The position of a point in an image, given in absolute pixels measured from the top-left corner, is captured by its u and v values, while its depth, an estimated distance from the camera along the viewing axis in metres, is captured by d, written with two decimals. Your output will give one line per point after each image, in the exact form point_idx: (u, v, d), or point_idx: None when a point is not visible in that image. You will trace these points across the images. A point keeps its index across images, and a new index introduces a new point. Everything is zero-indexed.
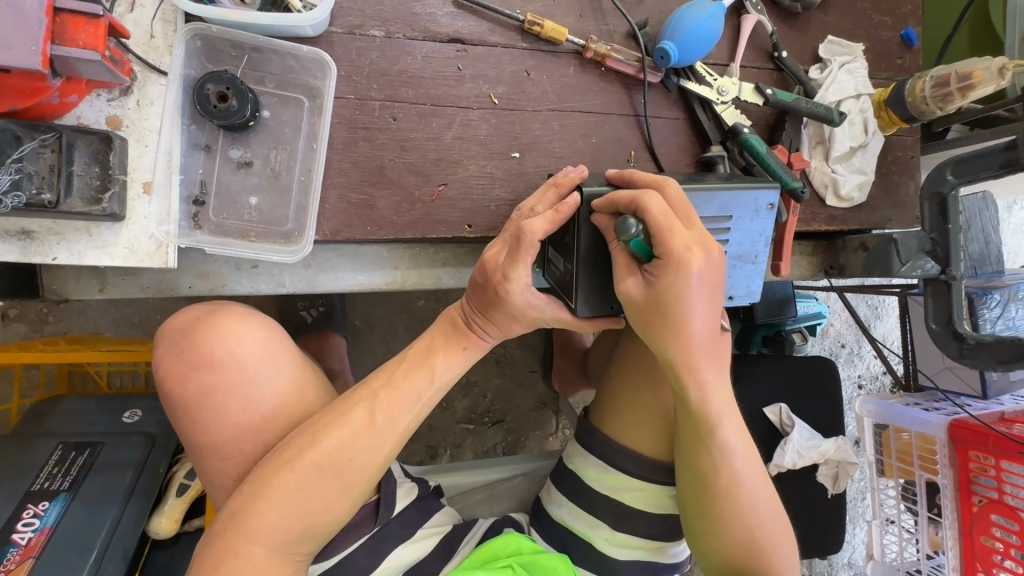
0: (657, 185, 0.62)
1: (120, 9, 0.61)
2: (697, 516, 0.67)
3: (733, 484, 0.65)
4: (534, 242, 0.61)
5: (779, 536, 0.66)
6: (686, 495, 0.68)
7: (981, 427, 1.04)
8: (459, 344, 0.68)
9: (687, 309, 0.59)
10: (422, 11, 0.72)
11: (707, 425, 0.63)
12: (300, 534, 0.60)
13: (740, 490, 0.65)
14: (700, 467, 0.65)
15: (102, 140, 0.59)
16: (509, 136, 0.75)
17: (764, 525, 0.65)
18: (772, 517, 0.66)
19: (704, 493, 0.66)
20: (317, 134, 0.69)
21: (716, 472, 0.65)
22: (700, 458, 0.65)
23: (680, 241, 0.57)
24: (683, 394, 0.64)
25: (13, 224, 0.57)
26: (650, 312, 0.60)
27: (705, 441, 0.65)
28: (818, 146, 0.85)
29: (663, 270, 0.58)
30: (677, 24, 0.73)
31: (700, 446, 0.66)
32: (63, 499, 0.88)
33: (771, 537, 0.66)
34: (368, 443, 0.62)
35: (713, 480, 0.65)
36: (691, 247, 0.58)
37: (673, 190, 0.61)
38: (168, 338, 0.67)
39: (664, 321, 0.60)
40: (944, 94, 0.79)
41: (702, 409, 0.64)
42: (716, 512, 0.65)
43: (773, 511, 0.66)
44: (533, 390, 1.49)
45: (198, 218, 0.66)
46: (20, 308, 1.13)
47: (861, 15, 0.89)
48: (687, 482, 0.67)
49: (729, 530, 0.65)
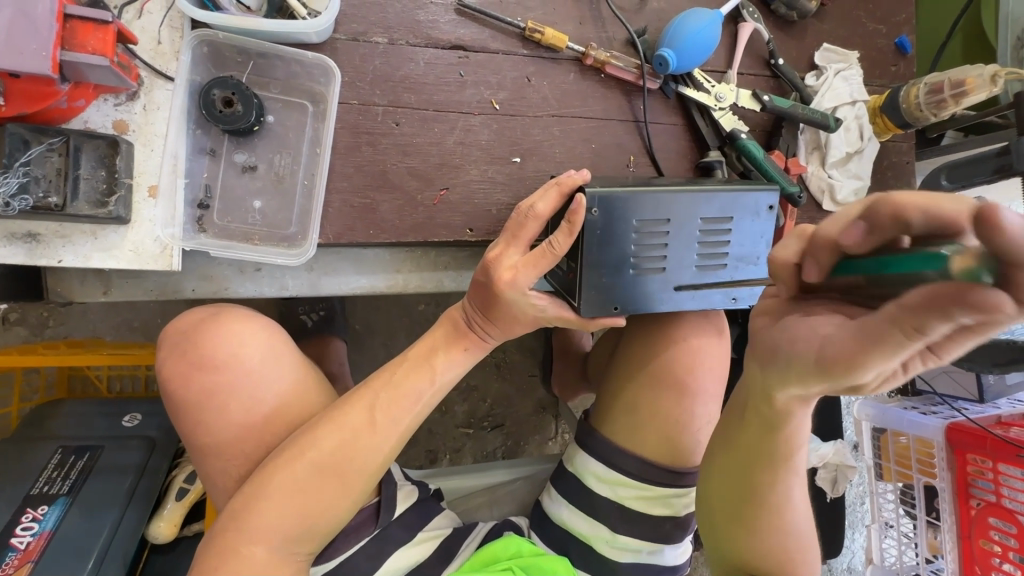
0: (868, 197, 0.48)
1: (128, 16, 0.62)
2: (730, 525, 0.67)
3: (781, 501, 0.64)
4: (557, 254, 0.62)
5: (802, 545, 0.67)
6: (725, 505, 0.67)
7: (978, 430, 1.05)
8: (460, 345, 0.69)
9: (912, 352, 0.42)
10: (425, 19, 0.73)
11: (777, 446, 0.60)
12: (303, 532, 0.60)
13: (781, 508, 0.64)
14: (754, 480, 0.63)
15: (109, 144, 0.59)
16: (510, 141, 0.76)
17: (796, 536, 0.66)
18: (799, 533, 0.67)
19: (748, 507, 0.65)
20: (321, 138, 0.70)
21: (773, 488, 0.63)
22: (760, 474, 0.63)
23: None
24: (775, 414, 0.58)
25: (19, 226, 0.58)
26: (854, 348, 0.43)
27: (771, 460, 0.62)
28: (814, 152, 0.86)
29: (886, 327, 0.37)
30: (676, 31, 0.75)
31: (750, 464, 0.63)
32: (63, 503, 0.88)
33: (797, 549, 0.67)
34: (381, 443, 0.63)
35: (764, 495, 0.64)
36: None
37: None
38: (173, 338, 0.67)
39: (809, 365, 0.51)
40: (938, 100, 0.80)
41: (773, 431, 0.59)
42: (756, 525, 0.65)
43: (805, 522, 0.67)
44: (533, 395, 1.49)
45: (203, 221, 0.66)
46: (21, 312, 1.14)
47: (856, 23, 0.90)
48: (728, 493, 0.66)
49: (762, 541, 0.65)
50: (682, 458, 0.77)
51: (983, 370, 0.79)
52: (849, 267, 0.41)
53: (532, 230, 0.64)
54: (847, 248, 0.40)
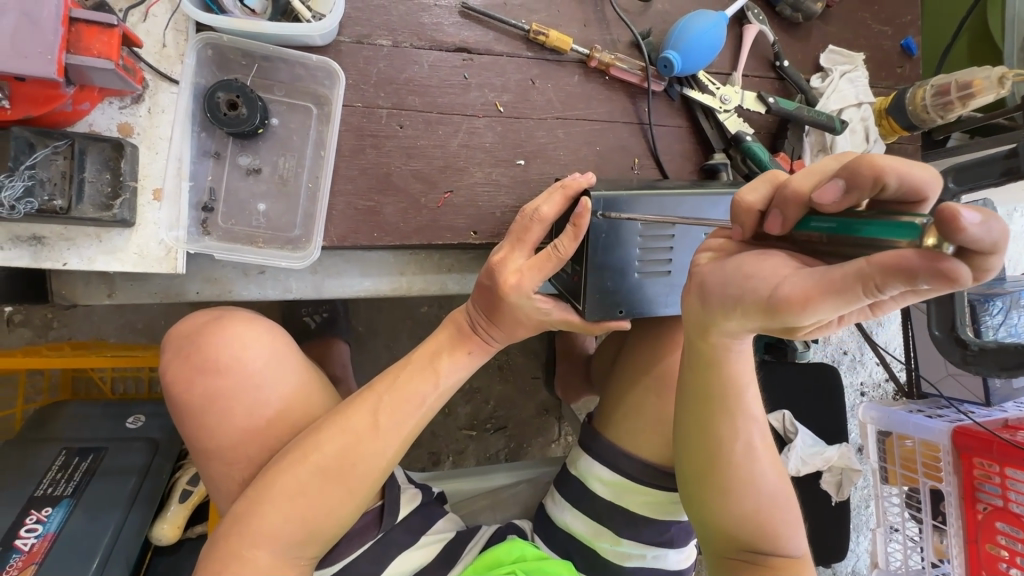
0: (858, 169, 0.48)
1: (132, 19, 0.62)
2: (699, 482, 0.66)
3: (744, 451, 0.64)
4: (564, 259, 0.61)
5: (778, 502, 0.66)
6: (691, 463, 0.66)
7: (985, 433, 1.04)
8: (464, 348, 0.69)
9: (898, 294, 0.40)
10: (429, 21, 0.73)
11: (726, 391, 0.61)
12: (304, 534, 0.59)
13: (747, 458, 0.65)
14: (715, 431, 0.64)
15: (113, 147, 0.59)
16: (515, 143, 0.76)
17: (767, 491, 0.66)
18: (774, 486, 0.66)
19: (713, 458, 0.64)
20: (325, 141, 0.70)
21: (732, 435, 0.64)
22: (716, 423, 0.63)
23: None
24: (711, 359, 0.59)
25: (25, 229, 0.58)
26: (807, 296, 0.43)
27: (726, 407, 0.63)
28: (820, 154, 0.86)
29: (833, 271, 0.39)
30: (681, 33, 0.74)
31: (705, 415, 0.64)
32: (66, 505, 0.88)
33: (776, 507, 0.66)
34: (387, 443, 0.63)
35: (724, 442, 0.64)
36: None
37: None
38: (177, 342, 0.67)
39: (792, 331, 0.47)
40: (945, 102, 0.79)
41: (715, 376, 0.61)
42: (724, 478, 0.65)
43: (776, 477, 0.66)
44: (535, 397, 1.49)
45: (207, 224, 0.66)
46: (25, 314, 1.14)
47: (861, 25, 0.90)
48: (691, 448, 0.66)
49: (736, 497, 0.65)
50: None
51: (991, 374, 0.78)
52: (812, 225, 0.43)
53: (537, 233, 0.64)
54: (816, 206, 0.42)
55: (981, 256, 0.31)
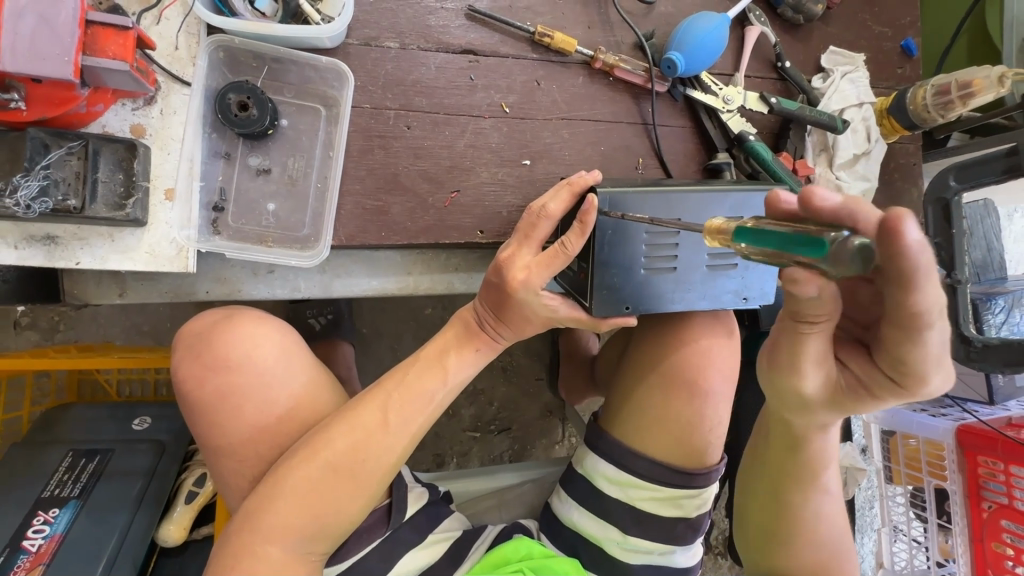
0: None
1: (146, 22, 0.63)
2: (765, 539, 0.71)
3: (814, 514, 0.69)
4: (572, 254, 0.62)
5: (838, 557, 0.71)
6: (758, 519, 0.72)
7: (988, 432, 1.04)
8: (472, 345, 0.69)
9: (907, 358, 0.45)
10: (435, 23, 0.74)
11: (806, 467, 0.66)
12: (315, 532, 0.60)
13: (817, 521, 0.69)
14: (787, 497, 0.68)
15: (126, 148, 0.60)
16: (520, 144, 0.77)
17: (831, 551, 0.70)
18: (836, 543, 0.70)
19: (782, 523, 0.69)
20: (333, 141, 0.70)
21: (805, 504, 0.68)
22: (790, 492, 0.68)
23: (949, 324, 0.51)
24: (796, 441, 0.65)
25: (39, 229, 0.59)
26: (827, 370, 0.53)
27: (801, 480, 0.67)
28: (821, 154, 0.87)
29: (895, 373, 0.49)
30: (683, 35, 0.75)
31: (781, 484, 0.69)
32: (73, 506, 0.89)
33: (835, 560, 0.70)
34: (399, 441, 0.64)
35: (795, 507, 0.68)
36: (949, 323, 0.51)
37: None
38: (187, 340, 0.68)
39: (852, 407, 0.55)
40: (945, 101, 0.80)
41: (800, 454, 0.66)
42: (792, 538, 0.69)
43: (840, 537, 0.71)
44: (539, 398, 1.49)
45: (217, 223, 0.67)
46: (32, 316, 1.15)
47: (862, 26, 0.91)
48: (762, 508, 0.71)
49: (798, 553, 0.70)
50: (693, 458, 0.77)
51: (994, 371, 0.79)
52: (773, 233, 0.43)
53: (544, 230, 0.64)
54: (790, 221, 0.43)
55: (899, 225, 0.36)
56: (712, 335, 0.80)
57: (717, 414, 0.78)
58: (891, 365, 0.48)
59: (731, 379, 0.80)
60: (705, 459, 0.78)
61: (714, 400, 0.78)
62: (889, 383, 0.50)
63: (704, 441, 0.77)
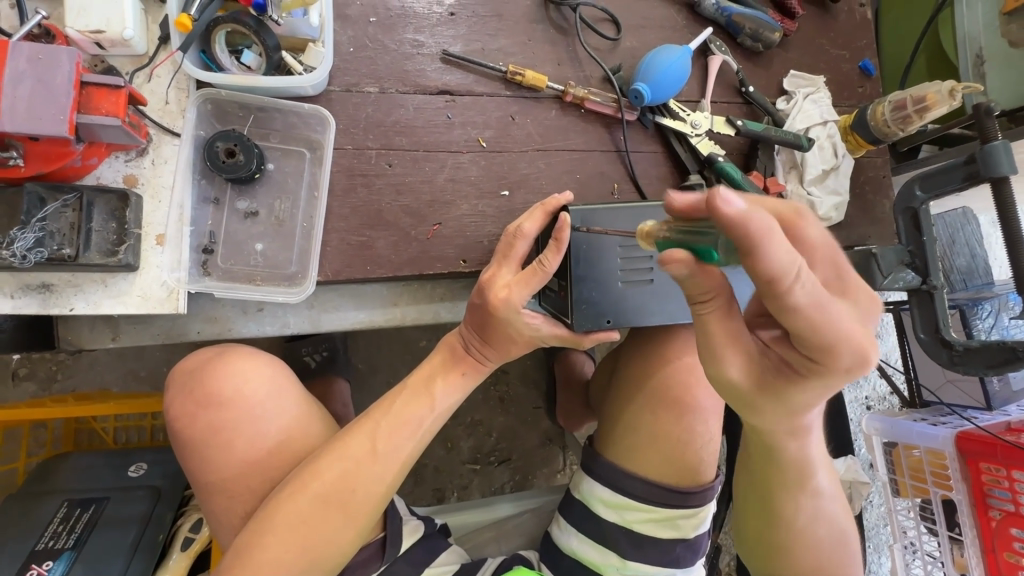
0: (783, 220, 0.46)
1: (139, 80, 0.66)
2: (765, 554, 0.68)
3: (810, 523, 0.65)
4: (550, 274, 0.64)
5: (841, 555, 0.67)
6: (753, 529, 0.68)
7: (988, 437, 1.03)
8: (457, 370, 0.70)
9: (813, 335, 0.41)
10: (413, 68, 0.78)
11: (797, 474, 0.61)
12: (305, 566, 0.60)
13: (813, 529, 0.65)
14: (780, 509, 0.64)
15: (119, 198, 0.63)
16: (499, 176, 0.80)
17: (833, 549, 0.66)
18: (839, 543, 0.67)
19: (777, 535, 0.66)
20: (318, 182, 0.74)
21: (795, 510, 0.64)
22: (780, 505, 0.64)
23: (865, 292, 0.45)
24: (775, 454, 0.59)
25: (34, 277, 0.62)
26: (749, 356, 0.48)
27: (792, 491, 0.63)
28: (792, 171, 0.90)
29: (813, 366, 0.44)
30: (647, 67, 0.80)
31: (769, 496, 0.64)
32: (67, 558, 0.89)
33: (837, 563, 0.67)
34: (397, 457, 0.65)
35: (786, 519, 0.64)
36: (861, 286, 0.45)
37: (813, 234, 0.45)
38: (181, 378, 0.69)
39: (790, 395, 0.48)
40: (903, 116, 0.84)
41: (785, 467, 0.60)
42: (791, 549, 0.66)
43: (840, 534, 0.66)
44: (538, 427, 1.49)
45: (207, 265, 0.70)
46: (30, 367, 1.19)
47: (820, 51, 0.96)
48: (755, 522, 0.67)
49: (796, 563, 0.67)
50: (687, 476, 0.77)
51: (980, 373, 0.79)
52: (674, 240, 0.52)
53: (522, 249, 0.66)
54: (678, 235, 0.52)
55: (762, 240, 0.37)
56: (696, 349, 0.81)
57: (707, 430, 0.78)
58: (806, 346, 0.42)
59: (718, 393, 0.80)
60: (699, 477, 0.78)
61: (704, 416, 0.78)
62: (814, 366, 0.44)
63: (696, 457, 0.77)
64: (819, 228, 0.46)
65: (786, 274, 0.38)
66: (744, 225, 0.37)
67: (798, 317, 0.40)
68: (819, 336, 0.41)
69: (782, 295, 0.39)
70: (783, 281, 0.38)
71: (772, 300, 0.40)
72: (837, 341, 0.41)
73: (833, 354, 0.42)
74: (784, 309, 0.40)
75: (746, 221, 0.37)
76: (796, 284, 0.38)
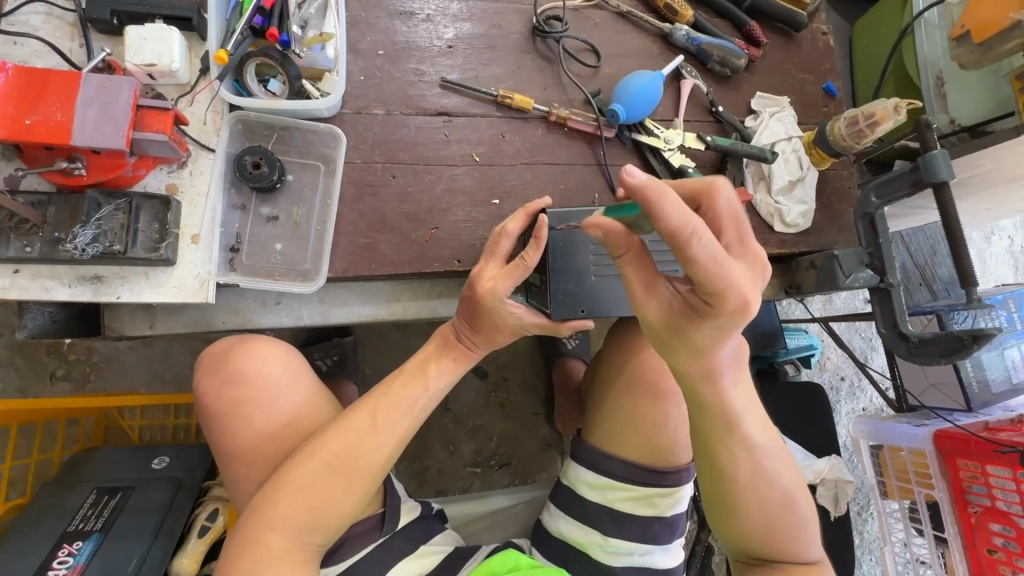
0: (701, 192, 0.58)
1: (182, 104, 0.78)
2: (721, 516, 0.73)
3: (752, 475, 0.70)
4: (530, 268, 0.71)
5: (793, 514, 0.72)
6: (704, 486, 0.74)
7: (963, 434, 1.08)
8: (450, 356, 0.79)
9: (707, 283, 0.50)
10: (416, 93, 0.89)
11: (728, 419, 0.67)
12: (311, 524, 0.67)
13: (756, 483, 0.70)
14: (716, 456, 0.70)
15: (162, 204, 0.74)
16: (490, 186, 0.90)
17: (781, 506, 0.71)
18: (790, 500, 0.72)
19: (723, 489, 0.71)
20: (330, 191, 0.84)
21: (732, 459, 0.70)
22: (717, 454, 0.70)
23: (756, 254, 0.56)
24: (698, 398, 0.66)
25: (89, 270, 0.72)
26: (664, 300, 0.59)
27: (724, 437, 0.69)
28: (760, 182, 0.99)
29: (710, 312, 0.54)
30: (622, 89, 0.90)
31: (707, 444, 0.70)
32: (95, 539, 0.98)
33: (791, 522, 0.72)
34: (376, 424, 0.72)
35: (727, 470, 0.70)
36: (757, 250, 0.56)
37: (722, 204, 0.58)
38: (207, 362, 0.79)
39: (691, 334, 0.58)
40: (857, 131, 0.92)
41: (711, 412, 0.67)
42: (736, 503, 0.71)
43: (787, 494, 0.71)
44: (537, 432, 1.55)
45: (233, 262, 0.80)
46: (67, 368, 1.30)
47: (786, 74, 1.06)
48: (707, 482, 0.73)
49: (748, 520, 0.71)
50: (663, 458, 0.83)
51: (934, 363, 0.84)
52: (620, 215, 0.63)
53: (506, 246, 0.73)
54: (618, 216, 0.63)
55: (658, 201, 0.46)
56: None
57: (681, 415, 0.84)
58: (704, 291, 0.52)
59: None
60: (675, 459, 0.84)
61: (677, 401, 0.85)
62: (710, 309, 0.54)
63: (670, 439, 0.83)
64: (730, 198, 0.58)
65: (682, 228, 0.47)
66: (645, 191, 0.46)
67: (695, 266, 0.49)
68: (712, 283, 0.50)
69: (683, 246, 0.48)
70: (683, 234, 0.47)
71: (678, 250, 0.49)
72: (723, 289, 0.51)
73: (721, 297, 0.51)
74: (686, 258, 0.49)
75: (643, 189, 0.46)
76: (693, 239, 0.47)
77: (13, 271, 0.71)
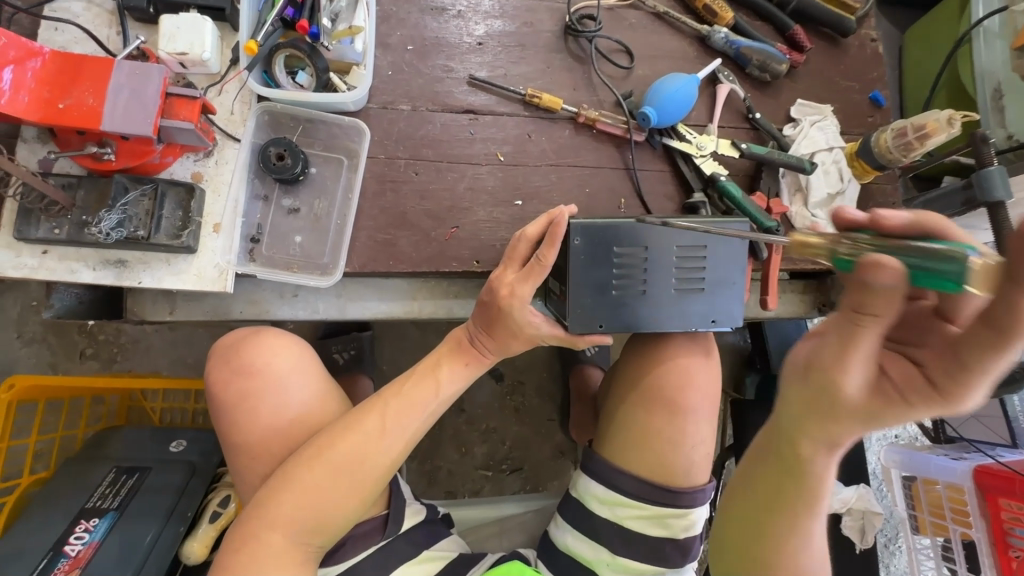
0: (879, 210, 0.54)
1: (211, 94, 0.78)
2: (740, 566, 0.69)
3: (798, 554, 0.65)
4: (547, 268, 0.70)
5: None
6: (733, 540, 0.69)
7: (1008, 472, 1.01)
8: (462, 359, 0.77)
9: (878, 294, 0.46)
10: (443, 90, 0.88)
11: (805, 491, 0.61)
12: (313, 524, 0.66)
13: (801, 561, 0.65)
14: (773, 525, 0.64)
15: (186, 191, 0.75)
16: (514, 187, 0.88)
17: None
18: None
19: (760, 554, 0.66)
20: (352, 185, 0.83)
21: (790, 534, 0.64)
22: (775, 523, 0.64)
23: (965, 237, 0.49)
24: (795, 455, 0.60)
25: (114, 254, 0.73)
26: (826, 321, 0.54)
27: (796, 510, 0.62)
28: (797, 194, 0.95)
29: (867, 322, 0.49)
30: (655, 92, 0.87)
31: (764, 508, 0.65)
32: (111, 517, 1.00)
33: None
34: (387, 424, 0.71)
35: (775, 539, 0.64)
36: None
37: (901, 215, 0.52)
38: (222, 351, 0.79)
39: (841, 361, 0.53)
40: (905, 143, 0.87)
41: (796, 474, 0.61)
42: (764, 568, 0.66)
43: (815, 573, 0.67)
44: (551, 439, 1.52)
45: (253, 252, 0.80)
46: (95, 348, 1.34)
47: (829, 81, 1.01)
48: (740, 536, 0.68)
49: None
50: (679, 477, 0.80)
51: None
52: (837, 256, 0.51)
53: (524, 250, 0.73)
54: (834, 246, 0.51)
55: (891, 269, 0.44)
56: (690, 353, 0.84)
57: (699, 434, 0.81)
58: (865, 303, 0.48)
59: (709, 399, 0.83)
60: (689, 480, 0.81)
61: (696, 418, 0.81)
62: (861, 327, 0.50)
63: (685, 459, 0.80)
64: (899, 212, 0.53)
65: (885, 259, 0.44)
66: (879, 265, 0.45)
67: (882, 270, 0.45)
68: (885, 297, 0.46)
69: (874, 262, 0.44)
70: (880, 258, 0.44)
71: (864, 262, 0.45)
72: (890, 293, 0.46)
73: (879, 307, 0.48)
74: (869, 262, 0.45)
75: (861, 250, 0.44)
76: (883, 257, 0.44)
77: (42, 252, 0.72)
